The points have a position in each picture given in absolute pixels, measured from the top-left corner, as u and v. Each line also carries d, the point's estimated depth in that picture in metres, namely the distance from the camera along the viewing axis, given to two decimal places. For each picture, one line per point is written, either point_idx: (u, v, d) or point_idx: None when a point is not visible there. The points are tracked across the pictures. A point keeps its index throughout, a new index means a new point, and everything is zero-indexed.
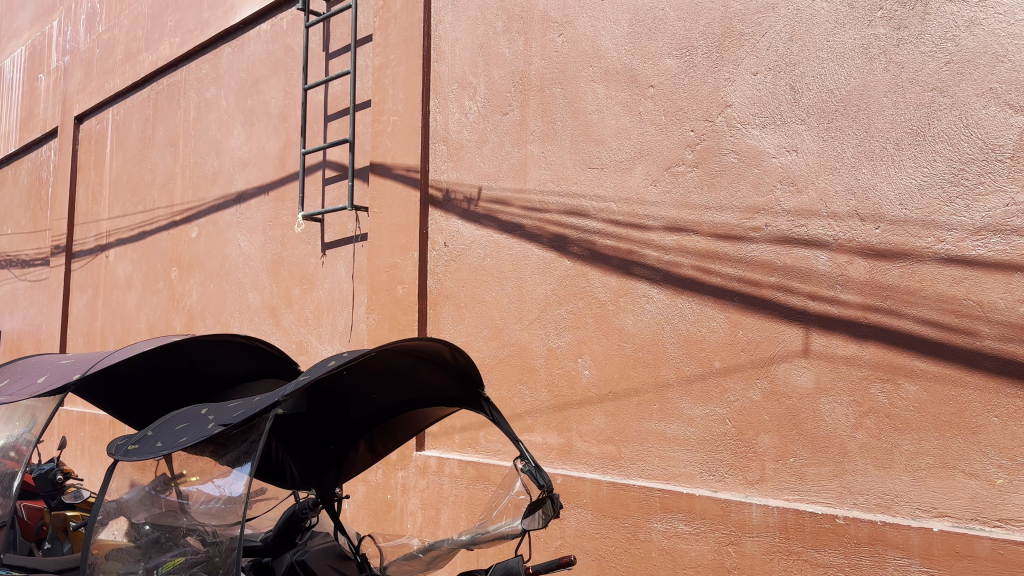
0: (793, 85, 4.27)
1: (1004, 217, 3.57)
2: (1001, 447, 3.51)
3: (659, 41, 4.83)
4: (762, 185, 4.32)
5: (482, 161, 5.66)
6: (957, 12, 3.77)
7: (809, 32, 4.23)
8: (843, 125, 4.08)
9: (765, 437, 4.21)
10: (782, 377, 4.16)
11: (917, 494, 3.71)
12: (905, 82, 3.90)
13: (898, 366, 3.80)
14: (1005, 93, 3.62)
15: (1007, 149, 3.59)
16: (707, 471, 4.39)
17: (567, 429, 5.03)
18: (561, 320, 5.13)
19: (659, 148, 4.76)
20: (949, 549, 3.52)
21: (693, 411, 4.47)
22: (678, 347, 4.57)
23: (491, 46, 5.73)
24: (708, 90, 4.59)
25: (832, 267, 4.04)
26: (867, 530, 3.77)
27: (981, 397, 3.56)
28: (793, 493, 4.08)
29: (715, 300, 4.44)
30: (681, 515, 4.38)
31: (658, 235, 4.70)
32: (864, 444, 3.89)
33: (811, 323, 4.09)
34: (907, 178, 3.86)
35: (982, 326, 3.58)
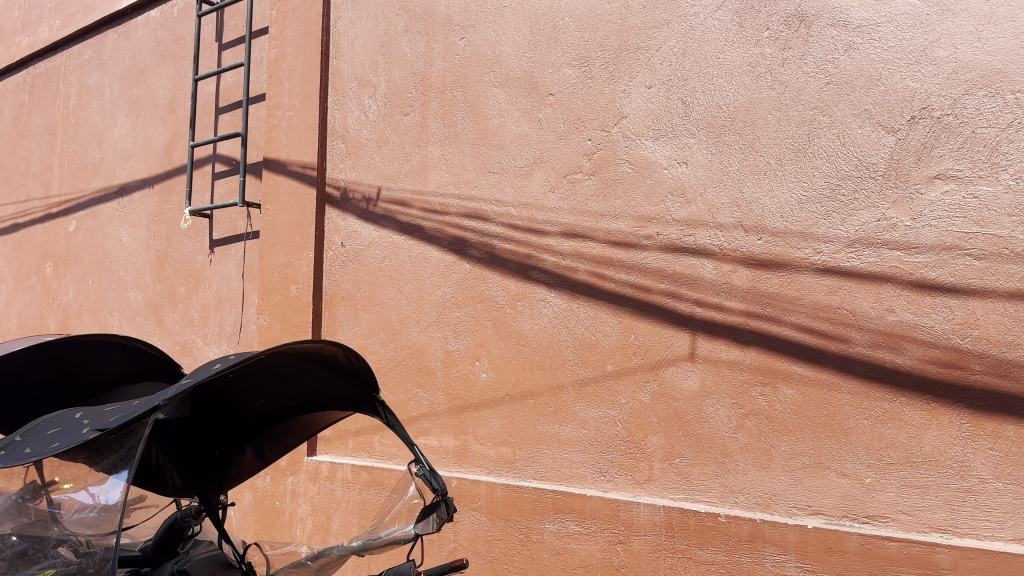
0: (685, 99, 4.41)
1: (876, 231, 3.80)
2: (870, 448, 3.73)
3: (559, 50, 4.90)
4: (655, 196, 4.45)
5: (381, 162, 5.60)
6: (837, 36, 3.99)
7: (701, 49, 4.39)
8: (730, 140, 4.25)
9: (653, 437, 4.32)
10: (670, 380, 4.30)
11: (793, 493, 3.90)
12: (789, 100, 4.10)
13: (778, 371, 3.98)
14: (878, 115, 3.85)
15: (879, 168, 3.83)
16: (598, 472, 4.48)
17: (462, 433, 5.02)
18: (459, 323, 5.12)
19: (558, 155, 4.83)
20: (822, 544, 3.73)
21: (586, 413, 4.56)
22: (574, 351, 4.65)
23: (392, 45, 5.67)
24: (605, 101, 4.69)
25: (717, 275, 4.20)
26: (747, 528, 3.92)
27: (852, 401, 3.78)
28: (678, 492, 4.21)
29: (609, 305, 4.53)
30: (572, 515, 4.45)
31: (555, 240, 4.76)
32: (745, 445, 4.05)
33: (697, 329, 4.24)
34: (788, 192, 4.05)
35: (854, 333, 3.80)
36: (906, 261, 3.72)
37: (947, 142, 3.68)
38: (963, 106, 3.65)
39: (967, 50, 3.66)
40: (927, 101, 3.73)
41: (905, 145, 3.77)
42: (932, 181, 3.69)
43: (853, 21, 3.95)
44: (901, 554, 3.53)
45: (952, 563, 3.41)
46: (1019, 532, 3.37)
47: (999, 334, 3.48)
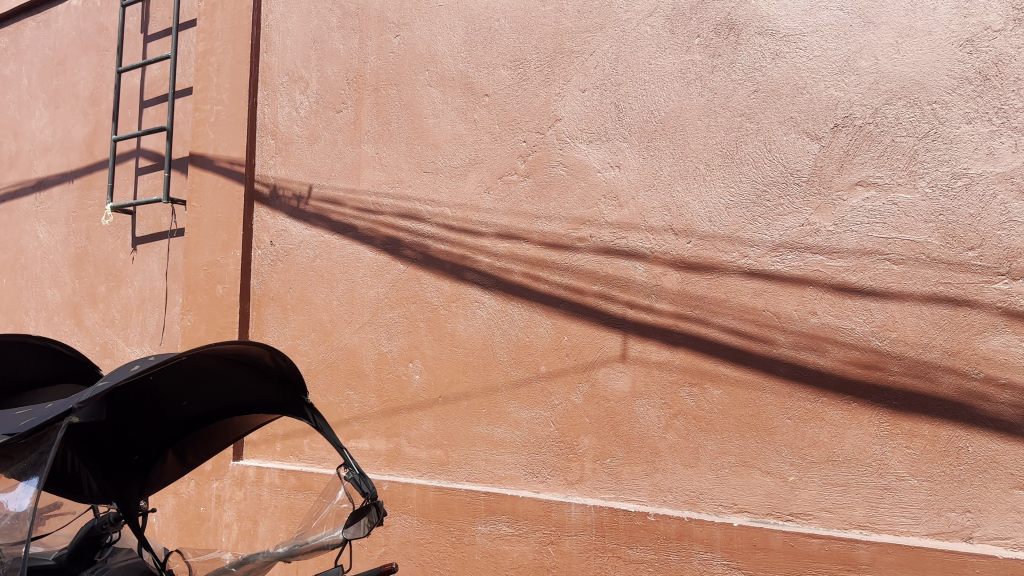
0: (617, 104, 4.46)
1: (799, 235, 3.90)
2: (793, 447, 3.82)
3: (494, 51, 4.90)
4: (588, 198, 4.47)
5: (313, 159, 5.50)
6: (764, 45, 4.08)
7: (633, 54, 4.44)
8: (660, 145, 4.31)
9: (585, 438, 4.35)
10: (602, 381, 4.33)
11: (720, 492, 3.97)
12: (718, 107, 4.18)
13: (705, 372, 4.05)
14: (803, 122, 3.95)
15: (803, 174, 3.93)
16: (531, 473, 4.48)
17: (394, 435, 4.97)
18: (392, 324, 5.07)
19: (493, 156, 4.82)
20: (747, 542, 3.80)
21: (519, 414, 4.55)
22: (507, 353, 4.64)
23: (324, 41, 5.58)
24: (539, 103, 4.70)
25: (648, 277, 4.25)
26: (675, 526, 3.98)
27: (776, 401, 3.87)
28: (609, 492, 4.25)
29: (543, 307, 4.55)
30: (504, 517, 4.44)
31: (490, 241, 4.75)
32: (673, 444, 4.11)
33: (629, 330, 4.28)
34: (716, 197, 4.13)
35: (778, 335, 3.90)
36: (828, 265, 3.82)
37: (867, 150, 3.80)
38: (883, 116, 3.77)
39: (887, 61, 3.79)
40: (849, 110, 3.85)
41: (828, 153, 3.88)
42: (854, 188, 3.81)
43: (780, 30, 4.05)
44: (823, 551, 3.63)
45: (870, 558, 3.53)
46: (934, 527, 3.49)
47: (915, 336, 3.61)
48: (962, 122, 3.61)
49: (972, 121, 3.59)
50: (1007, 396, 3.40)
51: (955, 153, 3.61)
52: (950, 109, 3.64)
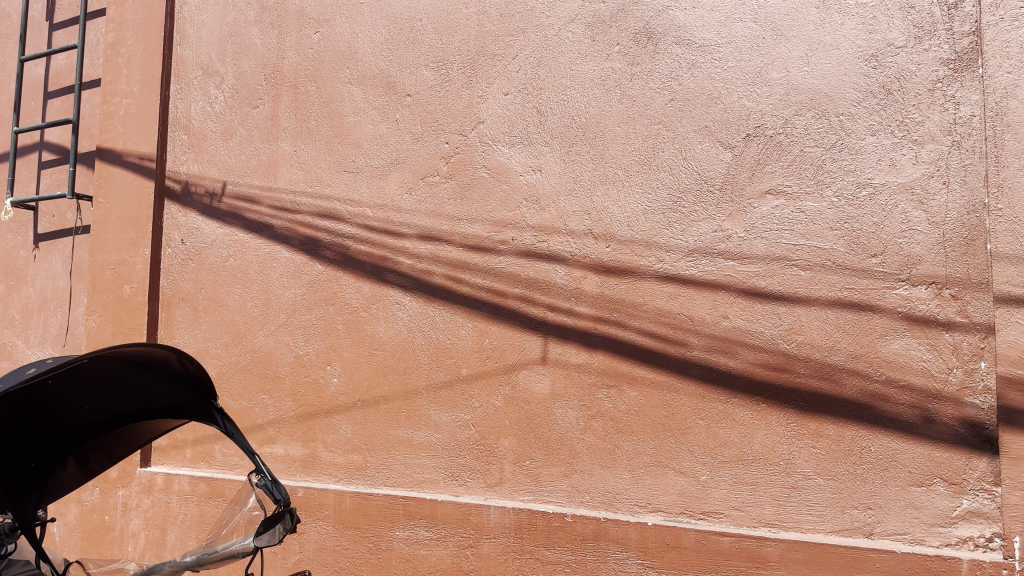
0: (539, 108, 4.48)
1: (712, 241, 4.00)
2: (705, 447, 3.92)
3: (417, 51, 4.87)
4: (510, 202, 4.48)
5: (228, 156, 5.36)
6: (681, 55, 4.17)
7: (555, 59, 4.47)
8: (581, 150, 4.36)
9: (504, 441, 4.36)
10: (522, 384, 4.34)
11: (635, 492, 4.03)
12: (636, 114, 4.25)
13: (623, 374, 4.11)
14: (717, 131, 4.05)
15: (716, 182, 4.03)
16: (450, 476, 4.46)
17: (310, 440, 4.88)
18: (309, 326, 4.97)
19: (415, 156, 4.78)
20: (661, 541, 3.87)
21: (439, 417, 4.53)
22: (428, 355, 4.62)
23: (241, 34, 5.44)
24: (462, 105, 4.69)
25: (568, 281, 4.28)
26: (592, 527, 4.02)
27: (690, 402, 3.96)
28: (528, 494, 4.26)
29: (464, 309, 4.54)
30: (422, 521, 4.41)
31: (411, 243, 4.72)
32: (591, 445, 4.16)
33: (549, 332, 4.31)
34: (634, 203, 4.19)
35: (691, 338, 3.98)
36: (739, 270, 3.93)
37: (778, 160, 3.92)
38: (793, 127, 3.90)
39: (797, 73, 3.92)
40: (761, 120, 3.97)
41: (740, 161, 3.99)
42: (764, 196, 3.92)
43: (696, 41, 4.15)
44: (733, 549, 3.72)
45: (778, 555, 3.64)
46: (838, 524, 3.63)
47: (822, 339, 3.74)
48: (867, 133, 3.76)
49: (876, 133, 3.74)
50: (906, 398, 3.56)
51: (859, 164, 3.76)
52: (855, 122, 3.79)
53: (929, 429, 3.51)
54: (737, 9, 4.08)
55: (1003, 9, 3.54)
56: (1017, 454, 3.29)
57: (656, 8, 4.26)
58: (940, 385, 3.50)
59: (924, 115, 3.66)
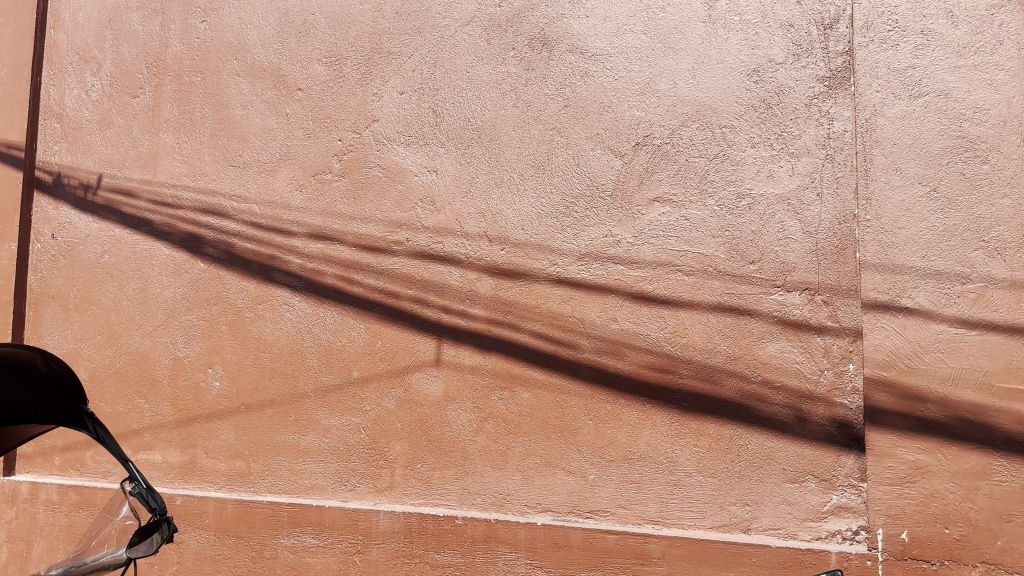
0: (435, 109, 4.46)
1: (603, 246, 4.07)
2: (594, 447, 3.98)
3: (309, 45, 4.76)
4: (405, 202, 4.44)
5: (105, 146, 5.09)
6: (574, 63, 4.24)
7: (451, 61, 4.46)
8: (476, 153, 4.36)
9: (395, 444, 4.31)
10: (415, 386, 4.31)
11: (525, 492, 4.06)
12: (530, 119, 4.28)
13: (515, 376, 4.14)
14: (608, 139, 4.14)
15: (607, 189, 4.11)
16: (338, 482, 4.37)
17: (190, 446, 4.69)
18: (190, 327, 4.78)
19: (306, 153, 4.67)
20: (549, 541, 3.91)
21: (328, 421, 4.44)
22: (317, 357, 4.52)
23: (121, 20, 5.18)
24: (355, 102, 4.61)
25: (463, 283, 4.28)
26: (482, 529, 4.03)
27: (579, 403, 4.02)
28: (418, 497, 4.23)
29: (356, 311, 4.46)
30: (308, 528, 4.32)
31: (301, 242, 4.61)
32: (483, 447, 4.16)
33: (442, 334, 4.29)
34: (528, 207, 4.22)
35: (582, 340, 4.05)
36: (628, 274, 4.02)
37: (665, 168, 4.03)
38: (678, 137, 4.02)
39: (684, 86, 4.04)
40: (650, 129, 4.07)
41: (630, 169, 4.08)
42: (652, 204, 4.03)
43: (589, 50, 4.22)
44: (619, 546, 3.82)
45: (661, 551, 3.75)
46: (717, 520, 3.76)
47: (704, 342, 3.87)
48: (747, 145, 3.91)
49: (755, 146, 3.90)
50: (781, 398, 3.73)
51: (740, 174, 3.91)
52: (737, 134, 3.93)
53: (802, 428, 3.68)
54: (629, 20, 4.18)
55: (873, 31, 3.77)
56: (882, 451, 3.52)
57: (551, 14, 4.31)
58: (812, 385, 3.68)
59: (801, 129, 3.84)
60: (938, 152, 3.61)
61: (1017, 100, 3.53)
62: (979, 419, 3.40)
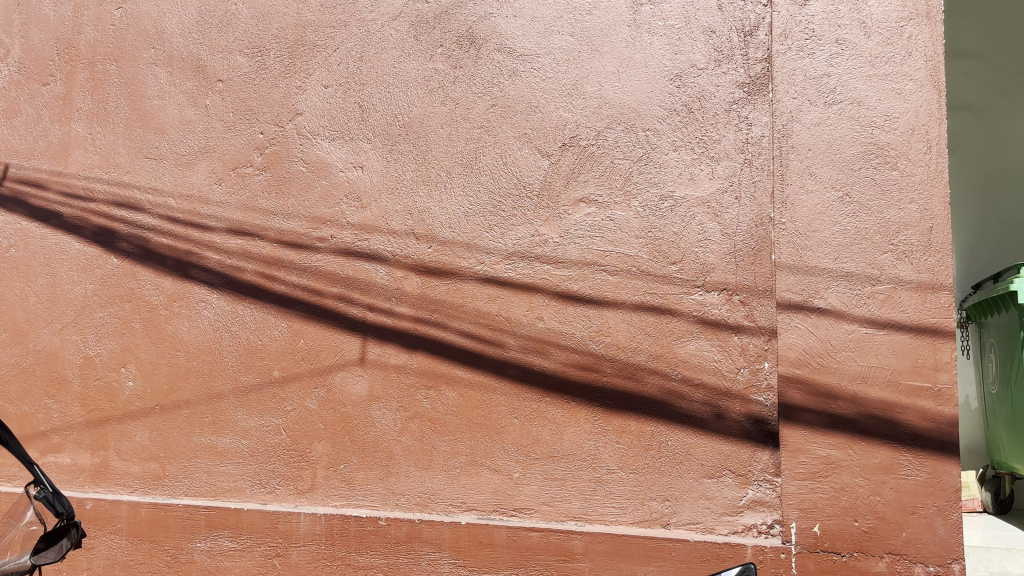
0: (361, 104, 4.40)
1: (530, 245, 4.08)
2: (518, 445, 4.00)
3: (230, 35, 4.64)
4: (329, 197, 4.37)
5: (12, 136, 4.93)
6: (502, 62, 4.24)
7: (378, 56, 4.41)
8: (403, 149, 4.32)
9: (317, 445, 4.24)
10: (338, 386, 4.25)
11: (449, 492, 4.05)
12: (458, 117, 4.26)
13: (440, 375, 4.12)
14: (535, 139, 4.15)
15: (534, 188, 4.12)
16: (258, 484, 4.29)
17: (101, 448, 4.55)
18: (102, 325, 4.64)
19: (225, 146, 4.56)
20: (473, 540, 3.91)
21: (247, 422, 4.34)
22: (236, 356, 4.41)
23: (31, 5, 5.02)
24: (278, 95, 4.52)
25: (389, 281, 4.24)
26: (406, 530, 4.00)
27: (505, 401, 4.03)
28: (340, 499, 4.17)
29: (277, 309, 4.37)
30: (226, 532, 4.22)
31: (221, 237, 4.50)
32: (407, 447, 4.13)
33: (367, 333, 4.24)
34: (455, 205, 4.20)
35: (509, 339, 4.06)
36: (554, 274, 4.04)
37: (590, 169, 4.06)
38: (604, 138, 4.07)
39: (610, 88, 4.09)
40: (576, 131, 4.10)
41: (556, 169, 4.10)
42: (578, 204, 4.06)
43: (517, 49, 4.23)
44: (542, 543, 3.84)
45: (583, 547, 3.79)
46: (638, 516, 3.82)
47: (626, 341, 3.93)
48: (670, 149, 3.98)
49: (678, 149, 3.97)
50: (700, 395, 3.81)
51: (663, 177, 3.97)
52: (660, 137, 4.00)
53: (719, 424, 3.77)
54: (556, 21, 4.19)
55: (790, 39, 3.85)
56: (795, 447, 3.64)
57: (479, 13, 4.30)
58: (730, 383, 3.78)
59: (721, 134, 3.92)
60: (850, 158, 3.72)
61: (924, 109, 3.66)
62: (887, 416, 3.54)
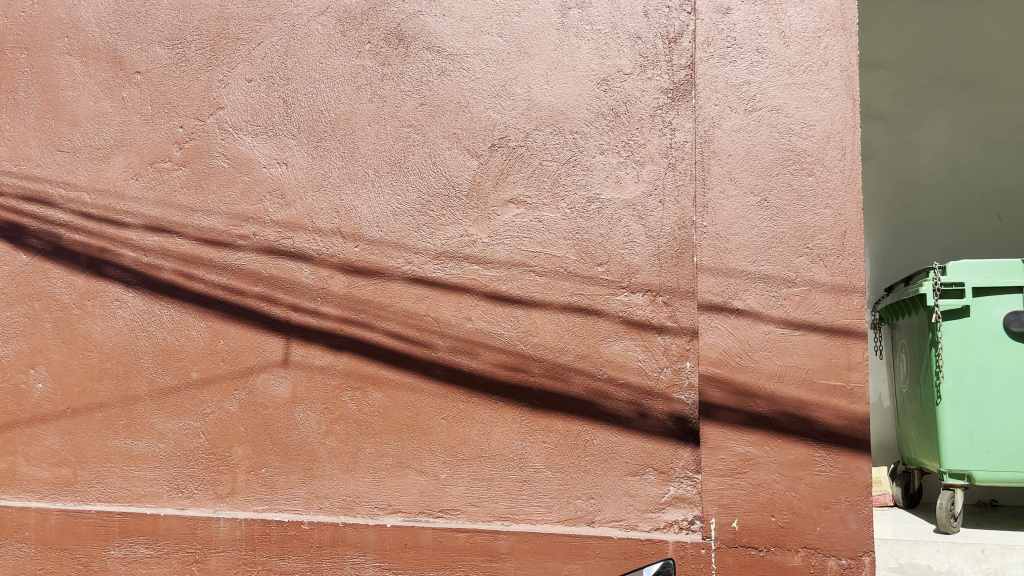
0: (285, 99, 4.32)
1: (459, 246, 4.07)
2: (445, 446, 3.98)
3: (149, 25, 4.50)
4: (252, 194, 4.28)
5: None
6: (431, 60, 4.22)
7: (303, 51, 4.34)
8: (329, 146, 4.26)
9: (238, 448, 4.15)
10: (260, 388, 4.16)
11: (375, 494, 4.01)
12: (386, 115, 4.23)
13: (367, 375, 4.08)
14: (464, 139, 4.14)
15: (463, 189, 4.11)
16: (175, 489, 4.18)
17: (9, 453, 4.41)
18: (10, 325, 4.48)
19: (142, 140, 4.43)
20: (398, 542, 3.89)
21: (164, 425, 4.23)
22: (153, 356, 4.29)
23: None
24: (199, 88, 4.40)
25: (314, 280, 4.17)
26: (329, 533, 3.94)
27: (432, 402, 4.02)
28: (262, 503, 4.09)
29: (196, 308, 4.27)
30: (141, 538, 4.10)
31: (137, 234, 4.37)
32: (332, 449, 4.07)
33: (291, 333, 4.17)
34: (383, 204, 4.16)
35: (437, 339, 4.04)
36: (482, 274, 4.04)
37: (519, 170, 4.08)
38: (533, 140, 4.08)
39: (538, 90, 4.11)
40: (505, 132, 4.11)
41: (484, 170, 4.11)
42: (507, 205, 4.06)
43: (445, 49, 4.21)
44: (468, 544, 3.83)
45: (509, 547, 3.80)
46: (563, 514, 3.85)
47: (553, 341, 3.96)
48: (597, 152, 4.02)
49: (604, 152, 4.02)
50: (625, 395, 3.87)
51: (590, 179, 4.01)
52: (587, 140, 4.04)
53: (643, 423, 3.84)
54: (485, 22, 4.19)
55: (713, 47, 3.93)
56: (715, 444, 3.72)
57: (407, 11, 4.27)
58: (653, 382, 3.84)
59: (646, 138, 3.99)
60: (769, 163, 3.82)
61: (839, 118, 3.79)
62: (802, 414, 3.65)
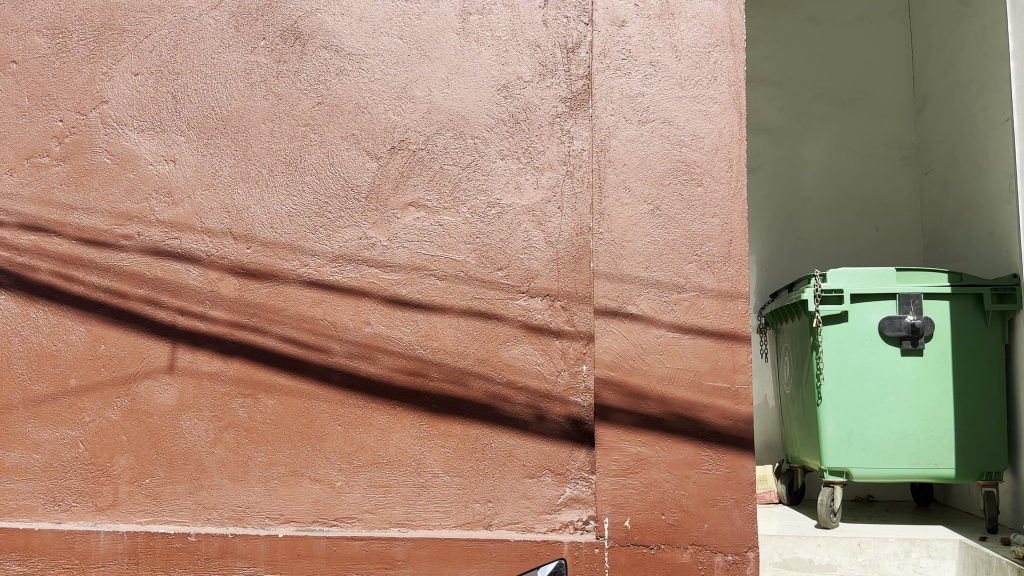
0: (175, 95, 4.17)
1: (357, 248, 4.02)
2: (342, 453, 3.92)
3: (27, 13, 4.30)
4: (136, 192, 4.12)
5: None
6: (328, 60, 4.16)
7: (194, 45, 4.20)
8: (221, 144, 4.13)
9: (120, 458, 3.98)
10: (144, 395, 4.00)
11: (266, 504, 3.90)
12: (282, 114, 4.14)
13: (259, 381, 3.97)
14: (363, 140, 4.10)
15: (362, 191, 4.06)
16: (51, 502, 3.97)
17: None
18: None
19: (19, 133, 4.21)
20: (291, 552, 3.79)
21: (39, 435, 4.01)
22: (27, 362, 4.07)
23: None
24: (81, 80, 4.21)
25: (202, 282, 4.04)
26: (217, 544, 3.81)
27: (328, 408, 3.95)
28: (146, 515, 3.93)
29: (75, 311, 4.08)
30: (13, 555, 3.87)
31: (10, 233, 4.17)
32: (221, 458, 3.94)
33: (178, 339, 4.03)
34: (279, 205, 4.07)
35: (333, 344, 3.98)
36: (381, 277, 4.00)
37: (419, 173, 4.06)
38: (433, 143, 4.08)
39: (438, 94, 4.11)
40: (405, 134, 4.09)
41: (384, 172, 4.07)
42: (406, 208, 4.04)
43: (344, 48, 4.16)
44: (363, 552, 3.77)
45: (405, 553, 3.77)
46: (460, 519, 3.85)
47: (452, 345, 3.96)
48: (497, 157, 4.05)
49: (504, 158, 4.05)
50: (522, 398, 3.91)
51: (489, 185, 4.04)
52: (487, 145, 4.06)
53: (540, 426, 3.88)
54: (384, 24, 4.17)
55: (609, 58, 4.03)
56: (608, 445, 3.80)
57: (305, 9, 4.21)
58: (550, 386, 3.89)
59: (545, 145, 4.04)
60: (661, 173, 3.94)
61: (726, 131, 3.95)
62: (690, 415, 3.78)
